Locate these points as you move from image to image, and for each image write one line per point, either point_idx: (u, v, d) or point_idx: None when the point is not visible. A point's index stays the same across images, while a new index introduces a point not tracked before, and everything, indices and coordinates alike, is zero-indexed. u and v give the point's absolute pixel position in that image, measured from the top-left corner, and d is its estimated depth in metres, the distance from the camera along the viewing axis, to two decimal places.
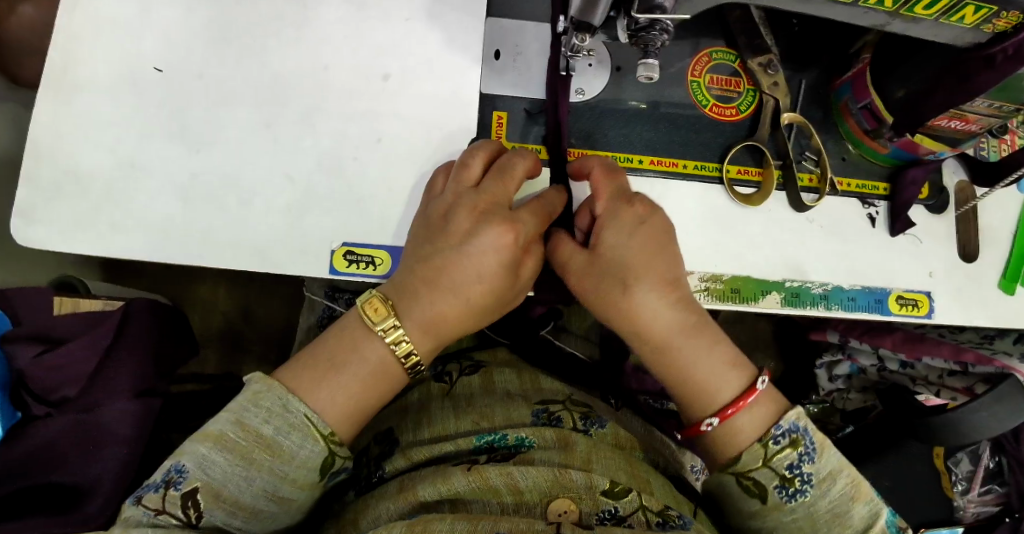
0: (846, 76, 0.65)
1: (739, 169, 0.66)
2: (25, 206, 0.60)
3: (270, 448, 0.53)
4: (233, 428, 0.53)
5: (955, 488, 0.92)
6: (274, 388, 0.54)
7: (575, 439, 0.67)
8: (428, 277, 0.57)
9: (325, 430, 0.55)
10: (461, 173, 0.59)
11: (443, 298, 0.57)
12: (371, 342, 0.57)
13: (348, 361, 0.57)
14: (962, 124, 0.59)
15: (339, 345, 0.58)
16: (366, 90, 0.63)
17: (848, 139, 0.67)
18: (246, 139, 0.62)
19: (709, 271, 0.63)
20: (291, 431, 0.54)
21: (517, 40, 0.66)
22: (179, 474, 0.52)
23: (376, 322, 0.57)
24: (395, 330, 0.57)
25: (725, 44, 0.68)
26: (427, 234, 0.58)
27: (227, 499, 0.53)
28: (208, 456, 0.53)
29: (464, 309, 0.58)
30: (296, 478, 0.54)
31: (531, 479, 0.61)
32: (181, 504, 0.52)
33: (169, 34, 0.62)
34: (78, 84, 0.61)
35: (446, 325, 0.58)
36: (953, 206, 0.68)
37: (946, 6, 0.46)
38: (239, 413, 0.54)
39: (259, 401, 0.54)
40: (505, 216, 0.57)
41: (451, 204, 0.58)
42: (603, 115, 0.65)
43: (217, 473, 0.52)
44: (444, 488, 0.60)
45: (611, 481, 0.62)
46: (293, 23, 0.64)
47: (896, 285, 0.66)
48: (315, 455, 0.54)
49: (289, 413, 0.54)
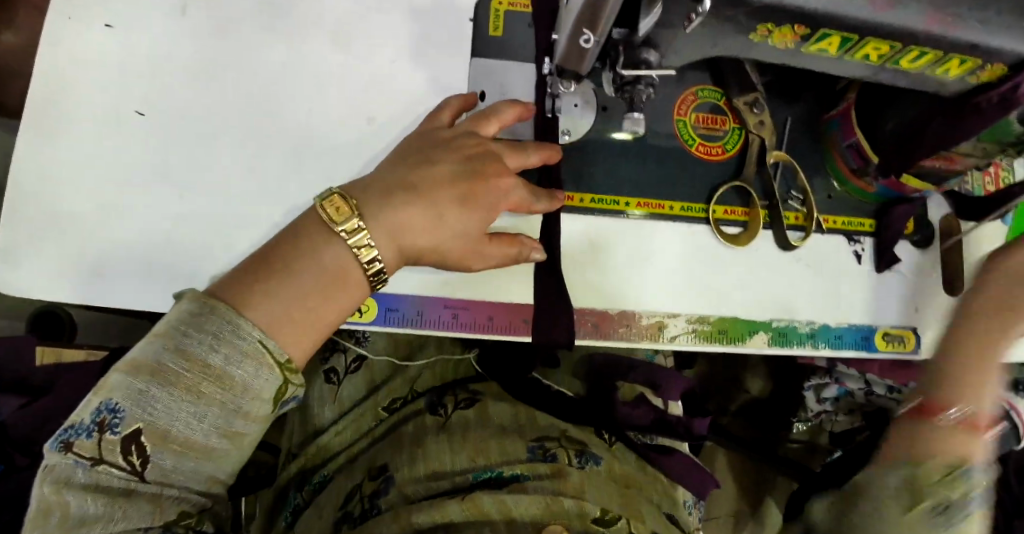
0: (833, 113, 0.65)
1: (726, 210, 0.65)
2: (2, 249, 0.58)
3: (221, 379, 0.46)
4: (172, 357, 0.45)
5: None
6: (218, 309, 0.47)
7: (571, 472, 0.68)
8: (408, 184, 0.55)
9: (282, 356, 0.48)
10: (481, 119, 0.59)
11: (418, 211, 0.54)
12: (327, 244, 0.51)
13: (302, 266, 0.50)
14: (946, 163, 0.59)
15: (293, 248, 0.51)
16: (351, 132, 0.63)
17: (834, 176, 0.67)
18: (230, 182, 0.61)
19: (696, 313, 0.64)
20: (244, 359, 0.46)
21: (503, 80, 0.65)
22: (113, 414, 0.43)
23: (338, 221, 0.51)
24: (360, 231, 0.52)
25: (712, 82, 0.68)
26: (420, 150, 0.57)
27: (177, 440, 0.45)
28: (145, 390, 0.44)
29: (433, 225, 0.55)
30: (251, 412, 0.47)
31: (524, 507, 0.62)
32: (122, 450, 0.43)
33: (150, 74, 0.61)
34: (59, 124, 0.60)
35: (416, 236, 0.54)
36: (939, 240, 0.68)
37: (933, 59, 0.45)
38: (176, 339, 0.45)
39: (201, 325, 0.46)
40: (502, 164, 0.58)
41: (460, 132, 0.59)
42: (589, 155, 0.65)
43: (160, 411, 0.44)
44: (438, 515, 0.61)
45: (603, 509, 0.64)
46: (277, 64, 0.63)
47: (882, 323, 0.66)
48: (271, 384, 0.48)
49: (241, 338, 0.47)
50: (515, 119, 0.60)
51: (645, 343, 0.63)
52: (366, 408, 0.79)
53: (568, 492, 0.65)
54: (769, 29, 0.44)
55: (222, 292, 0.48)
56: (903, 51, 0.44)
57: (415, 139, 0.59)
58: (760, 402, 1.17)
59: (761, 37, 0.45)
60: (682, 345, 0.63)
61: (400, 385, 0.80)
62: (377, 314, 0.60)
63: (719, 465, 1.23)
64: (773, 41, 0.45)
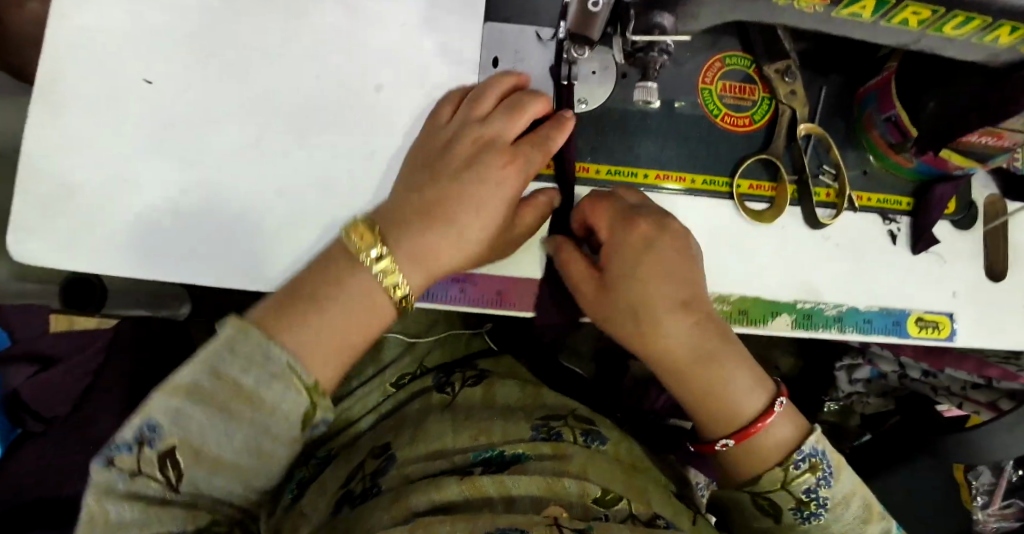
0: (871, 84, 0.60)
1: (752, 184, 0.62)
2: (19, 222, 0.59)
3: (250, 400, 0.47)
4: (208, 378, 0.46)
5: (974, 502, 0.89)
6: (252, 334, 0.47)
7: (572, 451, 0.66)
8: (422, 207, 0.54)
9: (310, 381, 0.48)
10: (471, 105, 0.58)
11: (437, 232, 0.54)
12: (355, 275, 0.52)
13: (331, 295, 0.51)
14: (993, 140, 0.54)
15: (318, 277, 0.52)
16: (359, 101, 0.61)
17: (870, 151, 0.63)
18: (238, 152, 0.60)
19: (716, 293, 0.60)
20: (272, 382, 0.47)
21: (518, 47, 0.62)
22: (152, 432, 0.45)
23: (363, 251, 0.52)
24: (387, 258, 0.52)
25: (741, 49, 0.64)
26: (425, 159, 0.57)
27: (207, 457, 0.47)
28: (182, 409, 0.46)
29: (457, 246, 0.54)
30: (279, 434, 0.48)
31: (522, 487, 0.61)
32: (158, 462, 0.46)
33: (159, 40, 0.61)
34: (68, 98, 0.60)
35: (442, 261, 0.54)
36: (981, 221, 0.64)
37: (980, 26, 0.42)
38: (212, 363, 0.47)
39: (235, 349, 0.47)
40: (510, 150, 0.56)
41: (457, 131, 0.58)
42: (607, 125, 0.62)
43: (195, 428, 0.46)
44: (437, 497, 0.60)
45: (604, 490, 0.62)
46: (285, 31, 0.61)
47: (915, 307, 0.62)
48: (298, 406, 0.48)
49: (272, 363, 0.47)
50: (508, 89, 0.59)
51: None
52: (374, 384, 0.80)
53: (571, 473, 0.63)
54: None
55: (258, 320, 0.49)
56: (946, 16, 0.41)
57: (418, 148, 0.58)
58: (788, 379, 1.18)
59: (786, 1, 0.43)
60: None
61: (409, 362, 0.82)
62: None
63: None
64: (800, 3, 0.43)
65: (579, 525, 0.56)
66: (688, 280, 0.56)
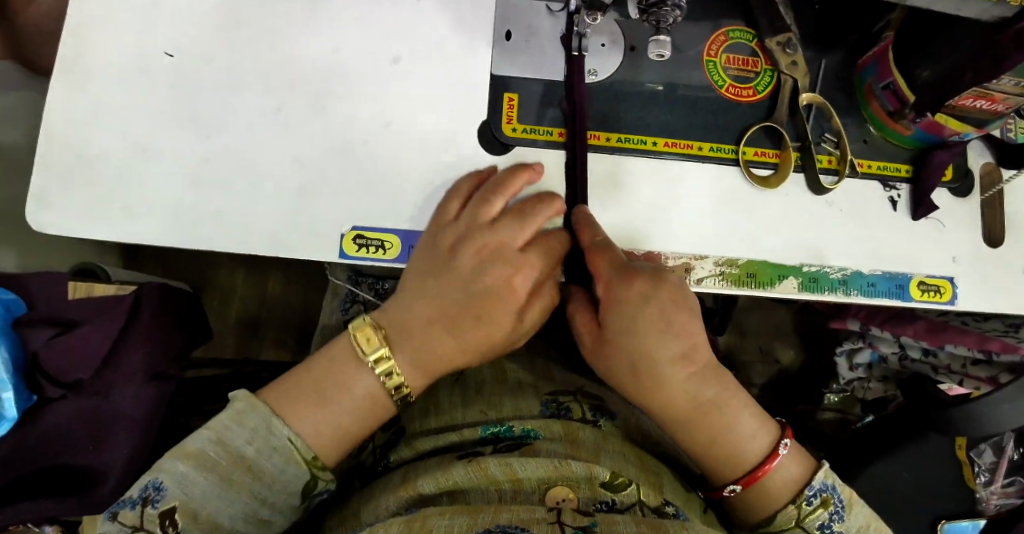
0: (871, 54, 0.63)
1: (757, 151, 0.64)
2: (39, 189, 0.60)
3: (251, 470, 0.55)
4: (214, 446, 0.55)
5: (979, 478, 0.89)
6: (259, 409, 0.57)
7: (584, 434, 0.63)
8: (430, 312, 0.60)
9: (308, 455, 0.58)
10: (479, 206, 0.60)
11: (440, 338, 0.61)
12: (358, 371, 0.60)
13: (335, 390, 0.59)
14: (987, 104, 0.57)
15: (329, 374, 0.60)
16: (376, 72, 0.63)
17: (870, 121, 0.65)
18: (258, 121, 0.62)
19: (725, 256, 0.62)
20: (272, 453, 0.56)
21: (530, 22, 0.65)
22: (157, 491, 0.54)
23: (368, 352, 0.59)
24: (388, 361, 0.60)
25: (743, 24, 0.66)
26: (431, 266, 0.60)
27: (206, 518, 0.54)
28: (188, 474, 0.54)
29: (454, 349, 0.61)
30: (275, 502, 0.57)
31: (530, 469, 0.58)
32: (159, 522, 0.53)
33: (181, 14, 0.62)
34: (91, 69, 0.61)
35: (438, 364, 0.62)
36: (978, 190, 0.66)
37: None
38: (220, 432, 0.56)
39: (241, 421, 0.56)
40: (513, 258, 0.60)
41: (461, 238, 0.60)
42: (617, 96, 0.64)
43: (195, 493, 0.54)
44: (442, 480, 0.58)
45: (613, 472, 0.59)
46: (305, 6, 0.63)
47: (918, 271, 0.64)
48: (296, 478, 0.57)
49: (273, 436, 0.57)
50: (520, 186, 0.60)
51: None
52: None
53: (580, 456, 0.60)
54: None
55: (270, 398, 0.59)
56: None
57: (425, 244, 0.61)
58: (790, 372, 1.18)
59: None
60: (709, 288, 0.62)
61: None
62: (402, 252, 0.62)
63: None
64: None
65: (582, 522, 0.53)
66: (686, 334, 0.60)
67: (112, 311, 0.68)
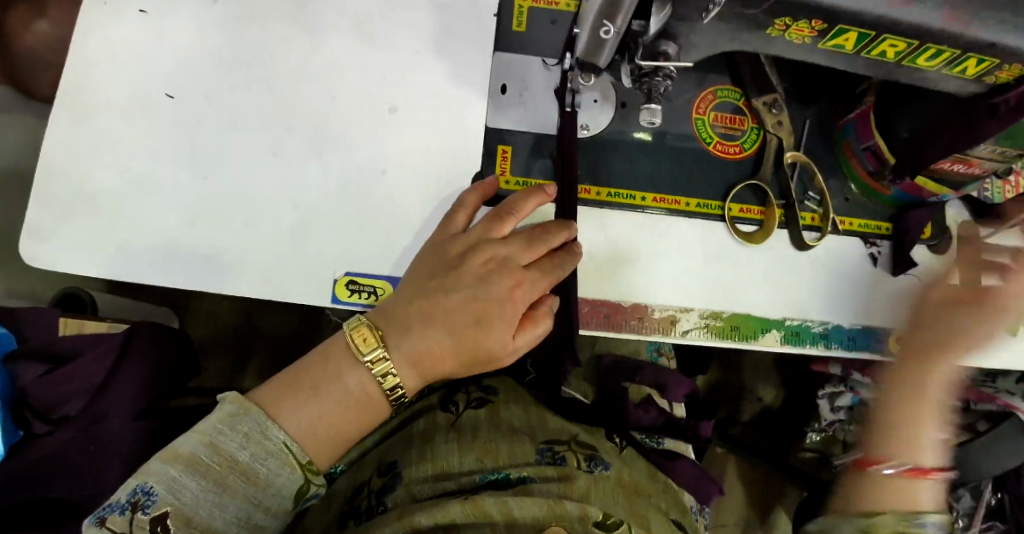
0: (851, 116, 0.65)
1: (741, 208, 0.66)
2: (35, 226, 0.60)
3: (246, 474, 0.50)
4: (207, 450, 0.49)
5: (957, 524, 0.93)
6: (252, 411, 0.51)
7: (578, 478, 0.64)
8: (425, 313, 0.56)
9: (304, 458, 0.52)
10: (496, 219, 0.59)
11: (438, 337, 0.56)
12: (353, 371, 0.55)
13: (329, 390, 0.54)
14: (965, 167, 0.59)
15: (323, 373, 0.55)
16: (373, 120, 0.64)
17: (851, 179, 0.67)
18: (254, 167, 0.63)
19: (710, 308, 0.64)
20: (267, 457, 0.51)
21: (524, 75, 0.67)
22: (148, 496, 0.48)
23: (364, 352, 0.55)
24: (384, 363, 0.55)
25: (731, 82, 0.68)
26: (435, 270, 0.58)
27: (199, 525, 0.49)
28: (178, 478, 0.48)
29: (450, 351, 0.56)
30: (270, 506, 0.51)
31: (526, 508, 0.59)
32: (150, 528, 0.48)
33: (182, 58, 0.63)
34: (91, 108, 0.62)
35: (435, 363, 0.57)
36: (955, 245, 0.68)
37: (949, 58, 0.49)
38: (212, 434, 0.50)
39: (234, 425, 0.51)
40: (518, 271, 0.58)
41: (469, 245, 0.58)
42: (607, 149, 0.66)
43: (188, 499, 0.48)
44: (439, 516, 0.58)
45: (606, 513, 0.60)
46: (303, 54, 0.65)
47: (896, 325, 0.66)
48: (291, 483, 0.52)
49: (268, 439, 0.51)
50: (531, 209, 0.60)
51: (659, 337, 0.63)
52: None
53: (573, 497, 0.61)
54: (786, 24, 0.49)
55: (262, 398, 0.53)
56: (919, 49, 0.49)
57: (431, 249, 0.59)
58: (772, 410, 1.19)
59: (780, 32, 0.50)
60: (694, 339, 0.63)
61: None
62: None
63: (730, 474, 1.20)
64: (792, 35, 0.50)
65: None
66: None
67: (103, 344, 0.70)
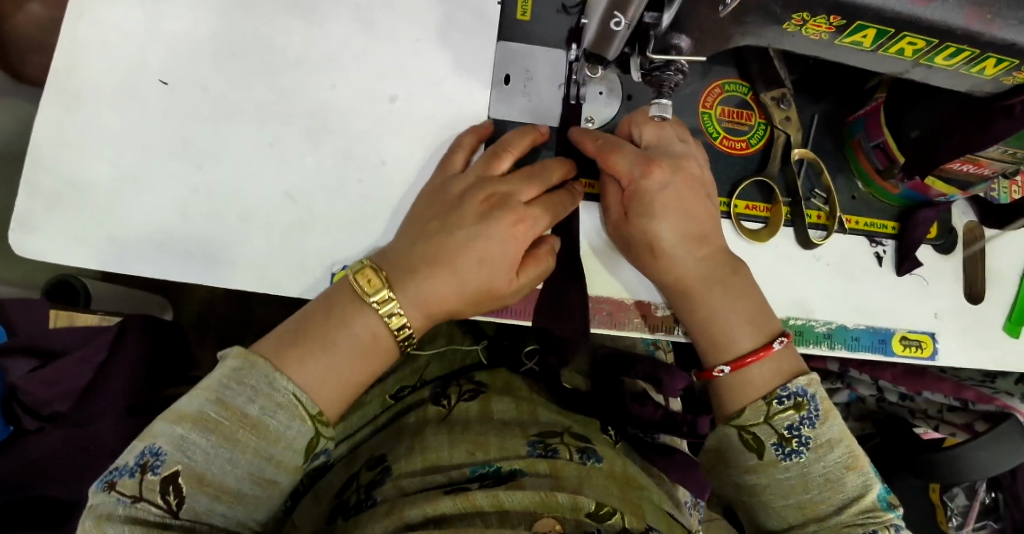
0: (860, 111, 0.64)
1: (747, 205, 0.65)
2: (24, 214, 0.58)
3: (256, 428, 0.48)
4: (214, 406, 0.48)
5: (951, 523, 0.93)
6: (257, 364, 0.49)
7: (568, 470, 0.62)
8: (429, 254, 0.55)
9: (313, 409, 0.50)
10: (492, 158, 0.58)
11: (446, 279, 0.54)
12: (360, 317, 0.52)
13: (337, 336, 0.52)
14: (974, 168, 0.58)
15: (326, 317, 0.52)
16: (372, 109, 0.63)
17: (858, 175, 0.66)
18: (249, 156, 0.61)
19: None
20: (278, 410, 0.49)
21: (528, 65, 0.65)
22: (156, 456, 0.46)
23: (370, 293, 0.53)
24: (389, 301, 0.53)
25: (737, 75, 0.67)
26: (436, 213, 0.57)
27: (211, 484, 0.47)
28: (187, 437, 0.47)
29: (457, 293, 0.55)
30: (282, 461, 0.49)
31: (516, 499, 0.56)
32: (159, 490, 0.46)
33: (174, 43, 0.61)
34: (80, 95, 0.60)
35: (445, 308, 0.55)
36: (961, 245, 0.68)
37: (967, 57, 0.48)
38: (217, 391, 0.48)
39: (241, 379, 0.49)
40: (519, 209, 0.56)
41: (471, 186, 0.57)
42: None
43: (199, 457, 0.47)
44: (429, 509, 0.56)
45: (597, 503, 0.57)
46: (300, 41, 0.63)
47: (900, 326, 0.65)
48: (302, 435, 0.49)
49: (275, 390, 0.49)
50: (526, 149, 0.59)
51: (655, 336, 0.64)
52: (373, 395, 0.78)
53: (565, 489, 0.59)
54: (803, 19, 0.48)
55: (264, 351, 0.51)
56: (938, 47, 0.48)
57: (430, 196, 0.58)
58: None
59: (795, 26, 0.49)
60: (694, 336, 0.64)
61: (408, 374, 0.78)
62: None
63: None
64: (807, 30, 0.49)
65: None
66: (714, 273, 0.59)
67: (97, 338, 0.69)
